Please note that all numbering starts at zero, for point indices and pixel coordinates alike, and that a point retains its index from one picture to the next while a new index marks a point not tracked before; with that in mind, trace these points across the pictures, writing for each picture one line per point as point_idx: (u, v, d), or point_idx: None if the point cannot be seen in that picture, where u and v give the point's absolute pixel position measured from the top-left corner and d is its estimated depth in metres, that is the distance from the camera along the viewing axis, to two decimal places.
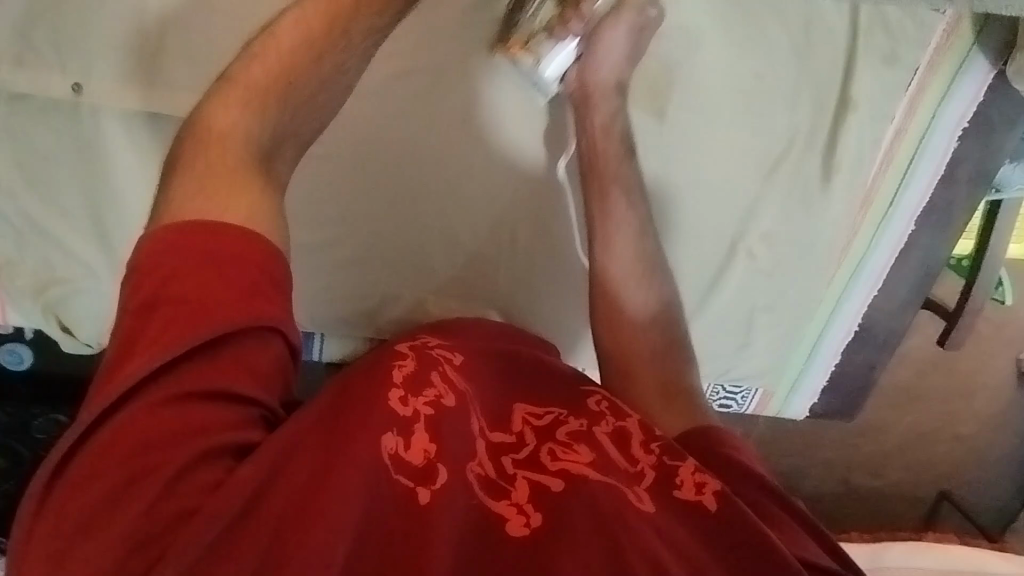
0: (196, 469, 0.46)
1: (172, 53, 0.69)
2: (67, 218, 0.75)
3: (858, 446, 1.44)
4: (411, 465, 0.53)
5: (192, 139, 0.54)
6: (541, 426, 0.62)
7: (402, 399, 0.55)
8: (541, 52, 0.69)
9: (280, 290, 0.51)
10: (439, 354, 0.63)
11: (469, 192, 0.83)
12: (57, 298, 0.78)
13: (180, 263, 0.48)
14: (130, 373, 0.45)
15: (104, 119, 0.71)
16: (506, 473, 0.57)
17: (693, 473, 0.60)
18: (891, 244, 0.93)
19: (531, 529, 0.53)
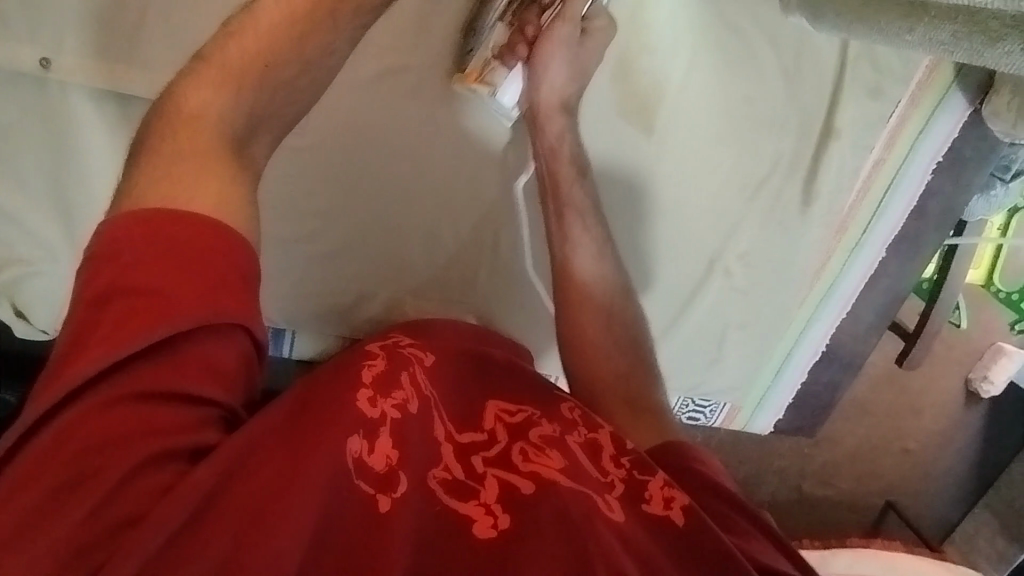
0: (146, 472, 0.43)
1: (152, 32, 0.66)
2: (28, 198, 0.71)
3: (813, 457, 1.49)
4: (372, 472, 0.51)
5: (161, 119, 0.51)
6: (514, 424, 0.61)
7: (371, 399, 0.54)
8: (495, 84, 0.72)
9: (251, 289, 0.49)
10: (411, 352, 0.63)
11: (453, 193, 0.82)
12: (13, 279, 0.74)
13: (144, 255, 0.46)
14: (80, 368, 0.43)
15: (73, 97, 0.68)
16: (475, 473, 0.56)
17: (662, 488, 0.59)
18: (863, 267, 0.95)
19: (498, 531, 0.52)
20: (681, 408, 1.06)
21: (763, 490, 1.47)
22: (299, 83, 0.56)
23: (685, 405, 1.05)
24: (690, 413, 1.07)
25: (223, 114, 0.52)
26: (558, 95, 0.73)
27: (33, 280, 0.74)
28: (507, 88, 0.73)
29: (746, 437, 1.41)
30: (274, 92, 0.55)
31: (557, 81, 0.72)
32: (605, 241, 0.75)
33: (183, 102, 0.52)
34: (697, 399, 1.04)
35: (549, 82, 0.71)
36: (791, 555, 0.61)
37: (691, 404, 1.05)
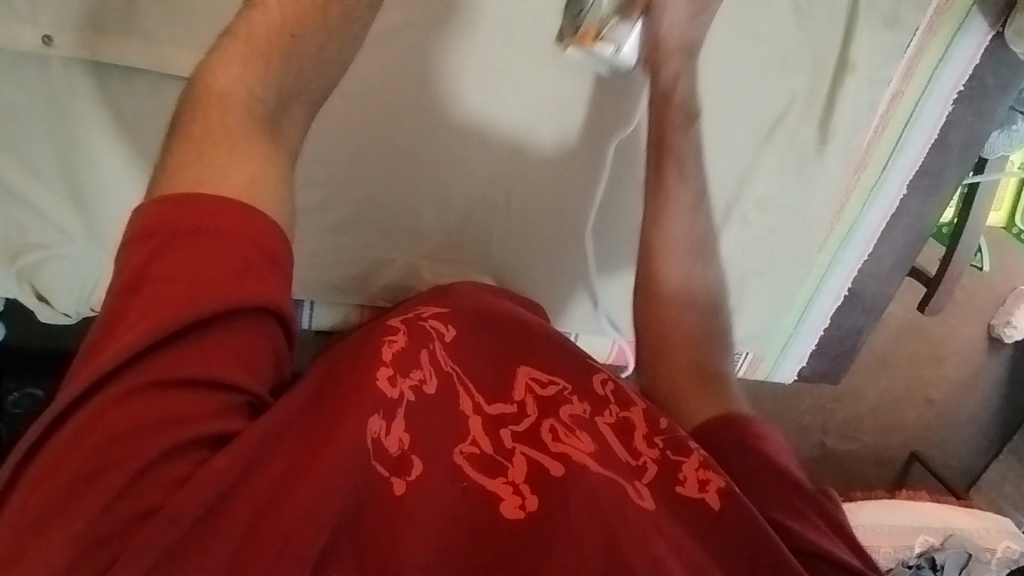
0: (161, 465, 0.41)
1: (151, 2, 0.65)
2: (41, 182, 0.71)
3: (836, 409, 1.47)
4: (389, 454, 0.50)
5: (192, 100, 0.50)
6: (545, 396, 0.60)
7: (390, 378, 0.53)
8: (620, 40, 0.68)
9: (276, 270, 0.48)
10: (431, 326, 0.61)
11: (467, 153, 0.81)
12: (32, 264, 0.74)
13: (169, 238, 0.45)
14: (107, 357, 0.42)
15: (76, 75, 0.67)
16: (504, 448, 0.55)
17: (698, 470, 0.57)
18: (883, 208, 0.93)
19: (526, 512, 0.51)
20: None
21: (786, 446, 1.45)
22: (322, 55, 0.54)
23: None
24: None
25: (251, 91, 0.51)
26: (678, 36, 0.69)
27: (52, 266, 0.75)
28: (630, 37, 0.68)
29: (768, 388, 1.39)
30: (301, 66, 0.53)
31: (679, 20, 0.68)
32: (687, 200, 0.72)
33: (201, 80, 0.51)
34: None
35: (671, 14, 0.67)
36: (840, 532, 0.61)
37: None
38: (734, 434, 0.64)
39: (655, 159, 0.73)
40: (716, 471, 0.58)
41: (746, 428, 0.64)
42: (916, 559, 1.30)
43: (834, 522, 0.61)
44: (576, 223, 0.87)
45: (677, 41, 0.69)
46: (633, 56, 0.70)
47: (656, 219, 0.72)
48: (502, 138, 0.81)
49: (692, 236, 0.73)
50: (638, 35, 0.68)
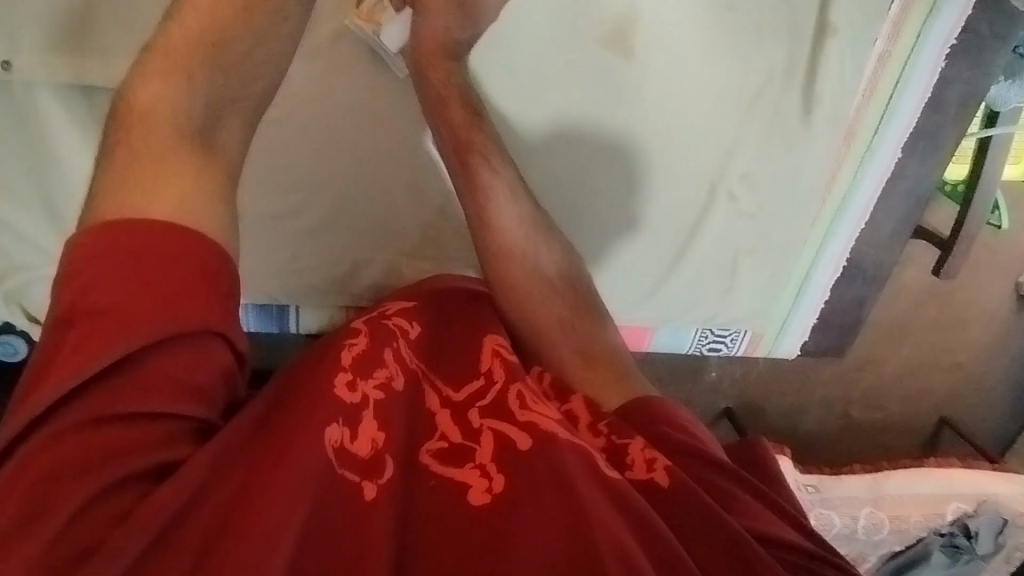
0: (106, 501, 0.42)
1: (106, 19, 0.65)
2: (19, 204, 0.73)
3: (856, 382, 1.43)
4: (356, 458, 0.50)
5: (115, 124, 0.51)
6: (510, 360, 0.60)
7: (350, 383, 0.53)
8: (380, 26, 0.71)
9: (215, 295, 0.48)
10: (395, 324, 0.60)
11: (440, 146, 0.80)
12: (17, 286, 0.76)
13: (99, 274, 0.45)
14: (41, 398, 0.43)
15: (41, 97, 0.68)
16: (472, 429, 0.55)
17: (644, 450, 0.57)
18: (878, 174, 0.89)
19: (493, 494, 0.51)
20: (701, 342, 1.02)
21: (808, 421, 1.43)
22: (249, 63, 0.56)
23: (704, 337, 1.01)
24: (710, 345, 1.03)
25: (176, 106, 0.52)
26: (444, 40, 0.65)
27: (40, 289, 0.77)
28: (393, 28, 0.71)
29: (783, 364, 1.35)
30: (227, 75, 0.55)
31: (447, 27, 0.65)
32: (511, 190, 0.66)
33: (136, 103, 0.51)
34: (716, 330, 1.00)
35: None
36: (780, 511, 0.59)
37: (710, 335, 1.01)
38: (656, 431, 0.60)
39: (462, 130, 0.66)
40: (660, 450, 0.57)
41: (665, 421, 0.61)
42: (949, 526, 1.25)
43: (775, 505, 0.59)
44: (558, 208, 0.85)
45: (437, 44, 0.65)
46: (393, 47, 0.72)
47: (484, 207, 0.65)
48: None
49: (528, 223, 0.67)
50: (399, 32, 0.71)
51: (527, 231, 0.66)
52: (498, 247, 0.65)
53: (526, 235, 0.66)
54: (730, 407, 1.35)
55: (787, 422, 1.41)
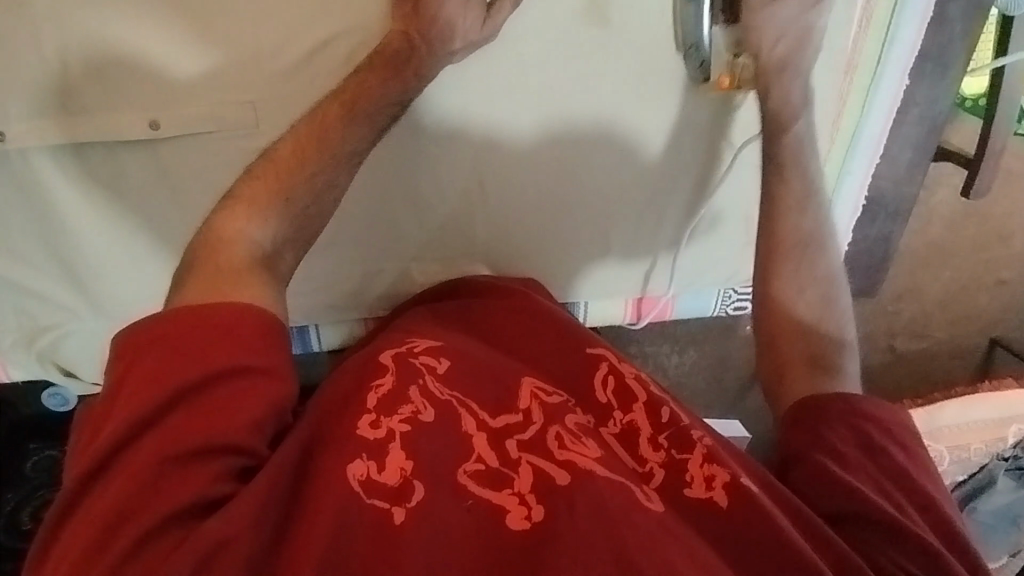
0: (165, 531, 0.47)
1: (80, 75, 0.65)
2: (32, 267, 0.75)
3: (898, 313, 1.38)
4: (387, 486, 0.51)
5: (202, 247, 0.58)
6: (550, 403, 0.60)
7: (373, 422, 0.54)
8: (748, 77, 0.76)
9: (263, 340, 0.54)
10: (423, 362, 0.61)
11: (433, 149, 0.79)
12: (48, 344, 0.80)
13: (162, 330, 0.53)
14: (110, 436, 0.50)
15: (36, 162, 0.69)
16: (510, 459, 0.54)
17: (703, 466, 0.56)
18: (886, 105, 0.85)
19: (532, 522, 0.50)
20: (724, 304, 1.02)
21: None
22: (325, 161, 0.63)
23: (727, 298, 1.01)
24: (735, 305, 1.02)
25: (250, 238, 0.58)
26: (783, 50, 0.70)
27: (71, 338, 0.80)
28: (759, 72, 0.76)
29: None
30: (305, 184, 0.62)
31: (773, 40, 0.70)
32: (798, 198, 0.73)
33: (218, 215, 0.59)
34: (738, 288, 0.99)
35: (462, 33, 0.67)
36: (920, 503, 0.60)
37: (733, 296, 1.00)
38: (840, 417, 0.64)
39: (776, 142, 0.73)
40: (720, 464, 0.56)
41: (859, 411, 0.64)
42: (1012, 450, 1.20)
43: (920, 500, 0.60)
44: (567, 194, 0.85)
45: (779, 54, 0.70)
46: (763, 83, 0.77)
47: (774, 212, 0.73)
48: (476, 134, 0.79)
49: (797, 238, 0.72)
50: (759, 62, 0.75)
51: (800, 242, 0.72)
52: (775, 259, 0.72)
53: (793, 248, 0.72)
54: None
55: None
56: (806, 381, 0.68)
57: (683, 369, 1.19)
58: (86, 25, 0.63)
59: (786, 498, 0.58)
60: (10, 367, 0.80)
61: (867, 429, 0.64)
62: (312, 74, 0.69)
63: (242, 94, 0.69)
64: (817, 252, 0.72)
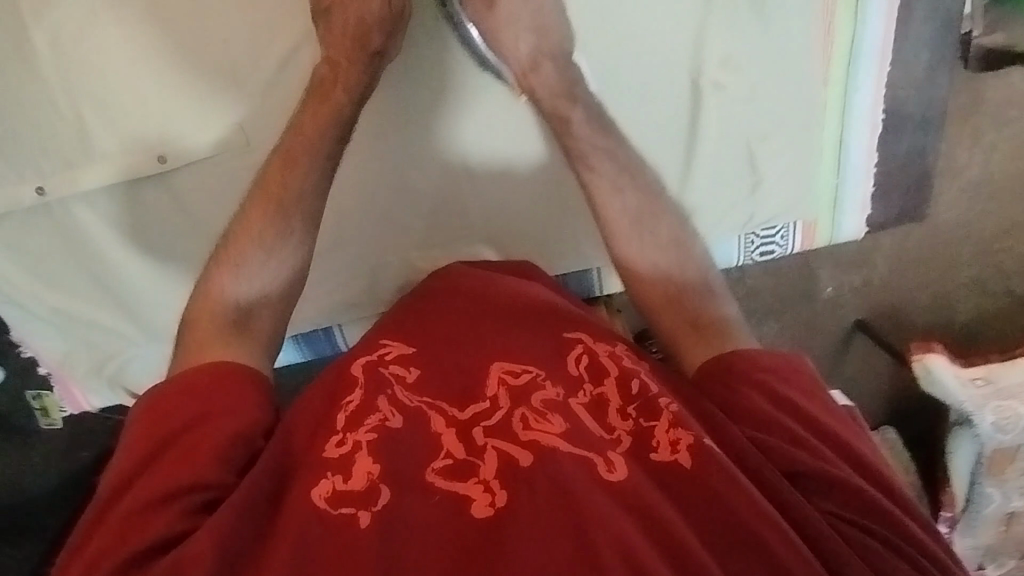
0: (143, 559, 0.53)
1: (94, 127, 0.75)
2: (89, 302, 0.85)
3: (1007, 250, 1.21)
4: (357, 490, 0.54)
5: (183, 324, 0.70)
6: (517, 385, 0.61)
7: (339, 441, 0.58)
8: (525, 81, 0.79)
9: (237, 385, 0.63)
10: (393, 372, 0.64)
11: (414, 140, 0.82)
12: (115, 370, 0.91)
13: (156, 395, 0.63)
14: (109, 488, 0.58)
15: (72, 209, 0.79)
16: (475, 448, 0.57)
17: (668, 431, 0.58)
18: (882, 9, 0.79)
19: (496, 507, 0.53)
20: (749, 250, 0.95)
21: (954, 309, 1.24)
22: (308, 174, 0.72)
23: (751, 242, 0.94)
24: (762, 250, 0.95)
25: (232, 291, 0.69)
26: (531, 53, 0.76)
27: (133, 363, 0.91)
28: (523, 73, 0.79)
29: (905, 255, 1.18)
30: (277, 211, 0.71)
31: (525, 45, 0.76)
32: (613, 178, 0.77)
33: (209, 276, 0.71)
34: (760, 232, 0.93)
35: None
36: (839, 449, 0.63)
37: (757, 240, 0.93)
38: (747, 373, 0.66)
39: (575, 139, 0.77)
40: (685, 428, 0.58)
41: (761, 367, 0.67)
42: None
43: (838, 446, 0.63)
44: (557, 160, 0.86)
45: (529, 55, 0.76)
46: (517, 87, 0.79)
47: (600, 205, 0.77)
48: (450, 117, 0.81)
49: (639, 209, 0.77)
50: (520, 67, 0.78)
51: (638, 211, 0.77)
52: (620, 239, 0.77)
53: (636, 217, 0.76)
54: (860, 319, 1.23)
55: (931, 316, 1.25)
56: (699, 346, 0.72)
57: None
58: (92, 83, 0.73)
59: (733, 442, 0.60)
60: (90, 396, 0.92)
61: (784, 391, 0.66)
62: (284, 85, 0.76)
63: (229, 116, 0.76)
64: (655, 215, 0.77)
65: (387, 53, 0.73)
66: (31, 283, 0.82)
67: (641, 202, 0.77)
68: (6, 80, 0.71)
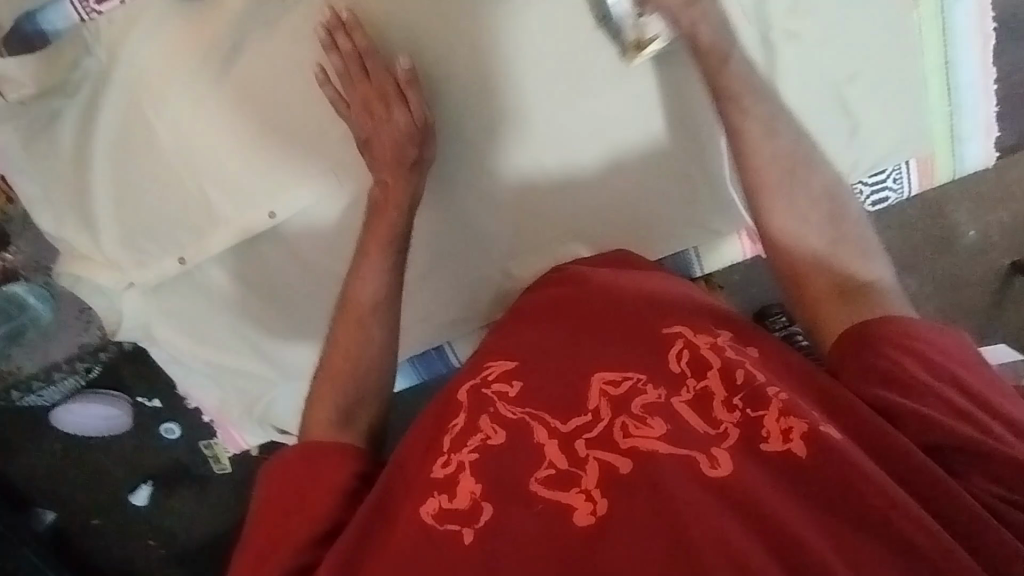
0: None
1: (216, 195, 0.85)
2: (234, 352, 0.96)
3: None
4: (461, 508, 0.57)
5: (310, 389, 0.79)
6: (619, 395, 0.61)
7: (445, 461, 0.61)
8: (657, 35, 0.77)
9: (337, 457, 0.70)
10: (496, 389, 0.65)
11: (498, 161, 0.85)
12: (263, 409, 1.02)
13: (271, 468, 0.70)
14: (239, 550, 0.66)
15: (209, 270, 0.90)
16: (578, 459, 0.58)
17: (780, 420, 0.56)
18: None
19: (597, 517, 0.54)
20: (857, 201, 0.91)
21: None
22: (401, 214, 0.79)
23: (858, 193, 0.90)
24: (874, 199, 0.91)
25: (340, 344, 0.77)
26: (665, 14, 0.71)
27: (276, 402, 1.02)
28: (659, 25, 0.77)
29: None
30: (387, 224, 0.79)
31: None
32: (764, 122, 0.73)
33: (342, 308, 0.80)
34: (868, 180, 0.88)
35: None
36: (1010, 423, 0.58)
37: (864, 189, 0.89)
38: (900, 341, 0.63)
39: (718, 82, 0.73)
40: (797, 416, 0.56)
41: (917, 334, 0.63)
42: None
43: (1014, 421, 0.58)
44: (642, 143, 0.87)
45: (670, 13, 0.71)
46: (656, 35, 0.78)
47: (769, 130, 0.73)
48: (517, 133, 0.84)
49: (783, 160, 0.73)
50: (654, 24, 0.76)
51: (780, 165, 0.73)
52: (761, 196, 0.73)
53: (779, 176, 0.73)
54: None
55: None
56: (841, 312, 0.69)
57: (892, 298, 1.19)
58: (211, 157, 0.83)
59: (858, 428, 0.58)
60: (247, 434, 1.06)
61: (926, 351, 0.62)
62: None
63: (321, 163, 0.84)
64: (806, 170, 0.73)
65: (423, 161, 0.78)
66: (182, 342, 0.94)
67: (792, 157, 0.73)
68: (144, 165, 0.83)
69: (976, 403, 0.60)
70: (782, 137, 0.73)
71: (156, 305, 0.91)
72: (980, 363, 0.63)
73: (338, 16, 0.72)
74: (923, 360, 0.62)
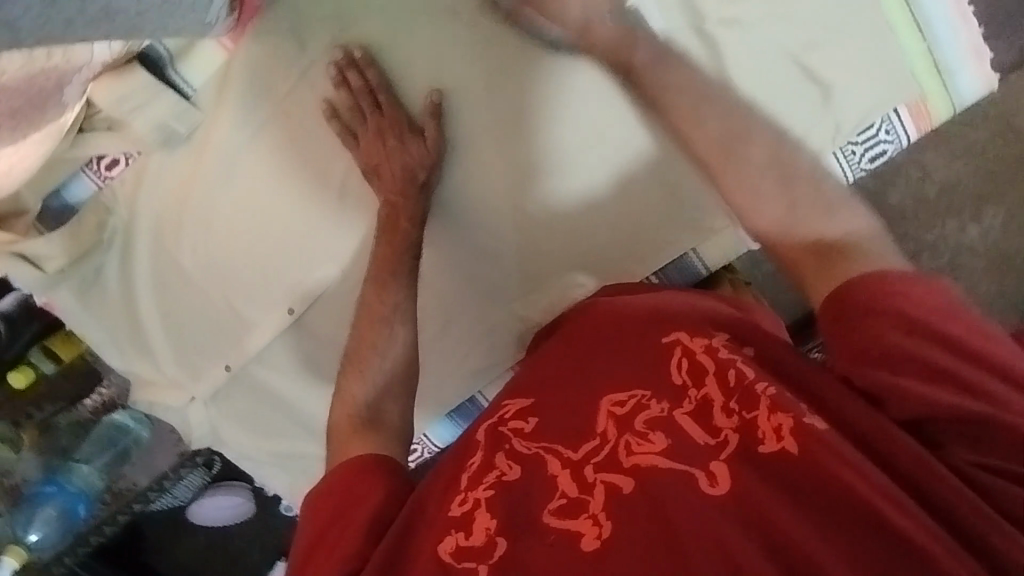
0: None
1: (241, 303, 0.93)
2: (293, 439, 1.04)
3: None
4: (478, 543, 0.61)
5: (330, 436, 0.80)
6: (624, 414, 0.66)
7: (461, 500, 0.65)
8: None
9: (371, 473, 0.72)
10: (513, 426, 0.71)
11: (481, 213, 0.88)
12: None
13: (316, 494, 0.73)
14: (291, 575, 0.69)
15: (253, 371, 0.98)
16: (587, 483, 0.62)
17: (771, 418, 0.60)
18: None
19: (604, 540, 0.58)
20: (854, 164, 0.86)
21: None
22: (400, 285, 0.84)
23: (853, 156, 0.85)
24: (872, 157, 0.87)
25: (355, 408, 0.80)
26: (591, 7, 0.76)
27: None
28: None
29: None
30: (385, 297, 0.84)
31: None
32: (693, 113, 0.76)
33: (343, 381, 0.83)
34: (858, 139, 0.84)
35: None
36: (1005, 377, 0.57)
37: (858, 150, 0.85)
38: (886, 309, 0.62)
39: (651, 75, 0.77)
40: (784, 412, 0.60)
41: (906, 293, 0.62)
42: None
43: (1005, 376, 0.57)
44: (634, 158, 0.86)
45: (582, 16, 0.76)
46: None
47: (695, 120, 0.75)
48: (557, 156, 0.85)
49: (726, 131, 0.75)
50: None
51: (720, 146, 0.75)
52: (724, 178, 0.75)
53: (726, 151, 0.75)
54: None
55: None
56: (822, 271, 0.68)
57: (989, 234, 1.11)
58: (229, 274, 0.91)
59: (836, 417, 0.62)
60: None
61: (906, 310, 0.61)
62: (350, 208, 0.88)
63: (326, 258, 0.90)
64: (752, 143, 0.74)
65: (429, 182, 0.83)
66: (247, 439, 1.03)
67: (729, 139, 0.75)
68: (177, 292, 0.93)
69: (965, 356, 0.59)
70: (713, 119, 0.75)
71: (217, 410, 1.01)
72: (961, 309, 0.61)
73: (352, 54, 0.79)
74: (902, 320, 0.61)
